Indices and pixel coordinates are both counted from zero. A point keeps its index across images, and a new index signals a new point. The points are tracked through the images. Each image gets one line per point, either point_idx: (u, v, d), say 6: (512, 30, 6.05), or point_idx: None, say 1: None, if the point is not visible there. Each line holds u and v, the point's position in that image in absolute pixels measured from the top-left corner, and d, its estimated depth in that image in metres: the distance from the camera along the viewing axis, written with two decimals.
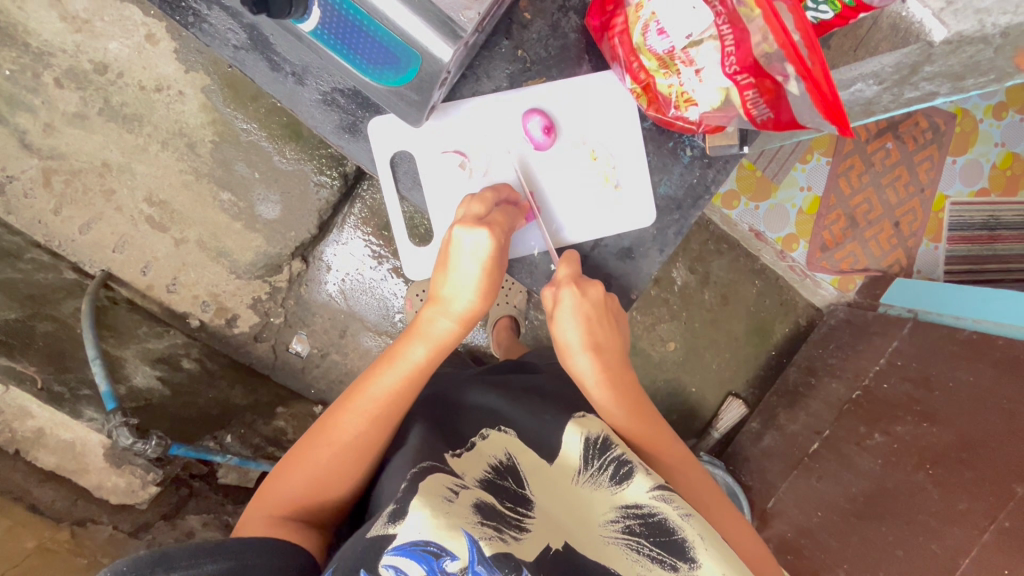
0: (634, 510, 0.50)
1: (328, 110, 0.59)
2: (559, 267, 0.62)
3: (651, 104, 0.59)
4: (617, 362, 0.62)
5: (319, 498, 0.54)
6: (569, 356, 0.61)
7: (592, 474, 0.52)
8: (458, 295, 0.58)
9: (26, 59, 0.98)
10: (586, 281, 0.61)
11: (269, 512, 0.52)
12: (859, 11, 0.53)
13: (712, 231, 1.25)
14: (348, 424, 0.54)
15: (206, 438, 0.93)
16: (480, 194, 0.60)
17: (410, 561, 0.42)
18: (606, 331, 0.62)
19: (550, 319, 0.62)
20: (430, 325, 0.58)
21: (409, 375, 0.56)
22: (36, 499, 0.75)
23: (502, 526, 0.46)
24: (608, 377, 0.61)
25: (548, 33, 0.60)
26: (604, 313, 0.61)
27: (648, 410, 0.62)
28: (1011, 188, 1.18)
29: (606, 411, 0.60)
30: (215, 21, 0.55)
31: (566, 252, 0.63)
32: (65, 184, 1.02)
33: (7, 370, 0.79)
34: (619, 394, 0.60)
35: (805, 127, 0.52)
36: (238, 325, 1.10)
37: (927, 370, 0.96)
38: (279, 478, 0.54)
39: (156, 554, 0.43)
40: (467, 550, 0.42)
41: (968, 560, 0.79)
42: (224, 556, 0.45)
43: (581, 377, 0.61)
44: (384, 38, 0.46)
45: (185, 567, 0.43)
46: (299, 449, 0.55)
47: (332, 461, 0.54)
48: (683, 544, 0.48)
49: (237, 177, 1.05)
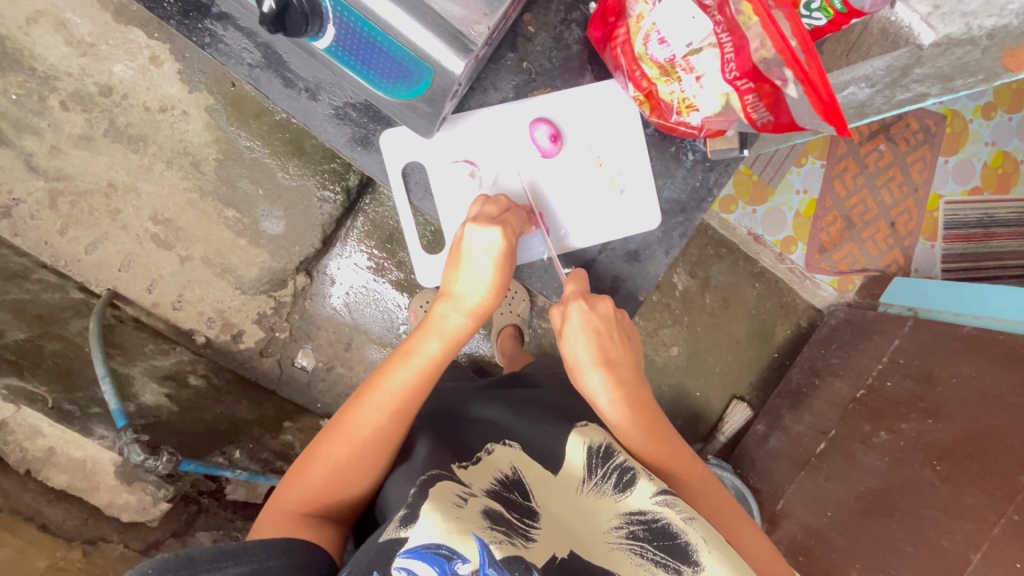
0: (638, 517, 0.50)
1: (341, 124, 0.60)
2: (567, 285, 0.63)
3: (654, 111, 0.61)
4: (630, 380, 0.62)
5: (335, 495, 0.55)
6: (581, 374, 0.61)
7: (595, 483, 0.53)
8: (471, 291, 0.59)
9: (32, 84, 1.00)
10: (594, 297, 0.62)
11: (288, 509, 0.53)
12: (851, 17, 0.55)
13: (711, 235, 1.27)
14: (365, 419, 0.55)
15: (215, 454, 0.93)
16: (493, 198, 0.62)
17: (423, 564, 0.43)
18: (617, 346, 0.62)
19: (559, 337, 0.63)
20: (443, 321, 0.59)
21: (424, 369, 0.57)
22: (47, 519, 0.76)
23: (510, 532, 0.47)
24: (622, 394, 0.60)
25: (551, 45, 0.62)
26: (613, 327, 0.62)
27: (664, 430, 0.61)
28: (1003, 186, 1.20)
29: (621, 429, 0.60)
30: (231, 41, 0.57)
31: (574, 270, 0.64)
32: (71, 206, 1.03)
33: (18, 390, 0.80)
34: (634, 413, 0.60)
35: (804, 128, 0.54)
36: (244, 340, 1.11)
37: (929, 367, 0.97)
38: (296, 475, 0.55)
39: (182, 557, 0.44)
40: (478, 553, 0.43)
41: (979, 554, 0.80)
42: (244, 559, 0.46)
43: (593, 396, 0.61)
44: (398, 54, 0.46)
45: (208, 569, 0.44)
46: (315, 446, 0.55)
47: (348, 456, 0.54)
48: (686, 547, 0.48)
49: (241, 195, 1.07)
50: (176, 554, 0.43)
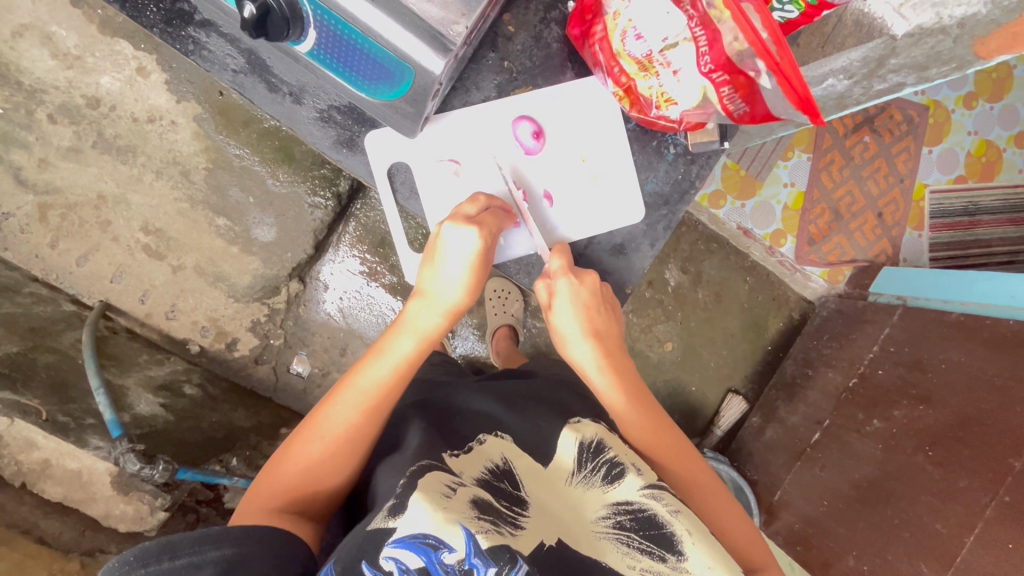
0: (625, 507, 0.51)
1: (326, 127, 0.61)
2: (551, 256, 0.61)
3: (634, 105, 0.63)
4: (616, 349, 0.62)
5: (310, 491, 0.55)
6: (567, 345, 0.61)
7: (584, 476, 0.53)
8: (445, 289, 0.58)
9: (19, 97, 1.00)
10: (581, 271, 0.61)
11: (263, 505, 0.53)
12: (823, 9, 0.57)
13: (701, 230, 1.27)
14: (340, 416, 0.55)
15: (213, 463, 0.94)
16: (489, 206, 0.61)
17: (410, 553, 0.44)
18: (603, 318, 0.61)
19: (547, 310, 0.61)
20: (417, 318, 0.58)
21: (399, 368, 0.57)
22: (44, 532, 0.76)
23: (498, 521, 0.47)
24: (609, 362, 0.61)
25: (532, 44, 0.62)
26: (601, 300, 0.61)
27: (652, 404, 0.62)
28: (987, 174, 1.23)
29: (606, 398, 0.61)
30: (214, 48, 0.58)
31: (557, 244, 0.63)
32: (61, 218, 1.03)
33: (11, 403, 0.79)
34: (621, 377, 0.61)
35: (779, 118, 0.54)
36: (238, 349, 1.11)
37: (918, 354, 0.98)
38: (272, 470, 0.55)
39: (162, 543, 0.44)
40: (464, 543, 0.43)
41: (972, 537, 0.81)
42: (225, 543, 0.46)
43: (580, 364, 0.62)
44: (378, 54, 0.47)
45: (190, 554, 0.45)
46: (290, 443, 0.56)
47: (324, 453, 0.55)
48: (671, 537, 0.49)
49: (231, 203, 1.07)
50: (157, 540, 0.44)
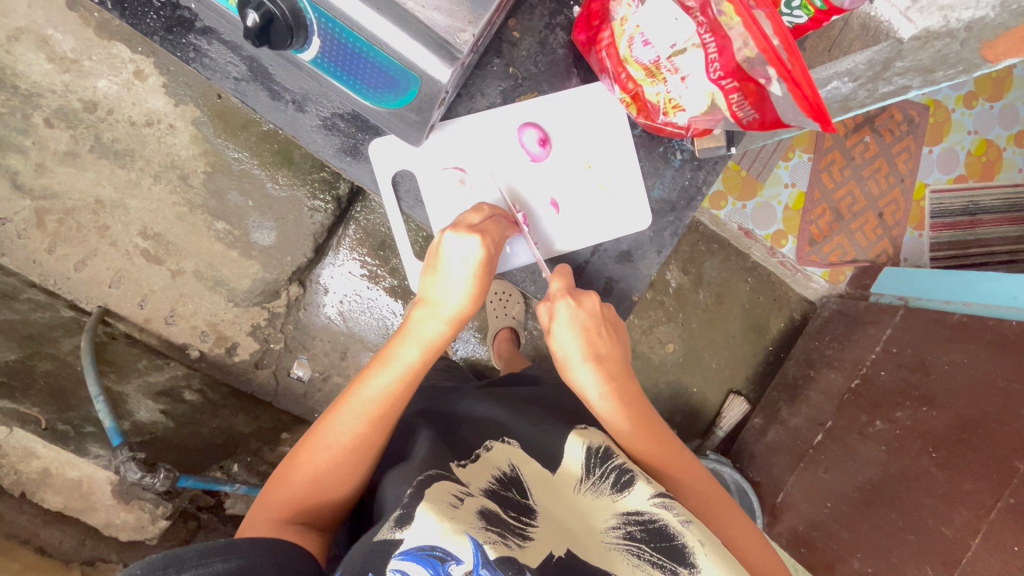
0: (635, 517, 0.50)
1: (329, 134, 0.61)
2: (552, 281, 0.61)
3: (641, 112, 0.62)
4: (619, 372, 0.61)
5: (316, 501, 0.55)
6: (569, 369, 0.60)
7: (593, 483, 0.53)
8: (447, 297, 0.57)
9: (15, 101, 0.98)
10: (581, 292, 0.60)
11: (269, 516, 0.53)
12: (832, 14, 0.56)
13: (702, 231, 1.27)
14: (344, 426, 0.55)
15: (214, 469, 0.93)
16: (492, 214, 0.61)
17: (417, 565, 0.43)
18: (605, 341, 0.61)
19: (547, 334, 0.61)
20: (421, 327, 0.58)
21: (403, 376, 0.56)
22: (45, 542, 0.76)
23: (505, 532, 0.47)
24: (613, 388, 0.60)
25: (537, 50, 0.62)
26: (602, 323, 0.61)
27: (653, 420, 0.62)
28: (988, 173, 1.22)
29: (608, 420, 0.60)
30: (215, 55, 0.57)
31: (558, 265, 0.63)
32: (59, 223, 1.02)
33: (10, 412, 0.78)
34: (624, 404, 0.60)
35: (789, 125, 0.53)
36: (238, 353, 1.10)
37: (921, 356, 0.98)
38: (277, 481, 0.55)
39: (169, 556, 0.44)
40: (471, 554, 0.43)
41: (977, 539, 0.81)
42: (231, 555, 0.46)
43: (582, 389, 0.60)
44: (382, 62, 0.46)
45: (195, 567, 0.44)
46: (294, 453, 0.55)
47: (328, 463, 0.54)
48: (683, 549, 0.48)
49: (230, 207, 1.06)
50: (163, 553, 0.44)
